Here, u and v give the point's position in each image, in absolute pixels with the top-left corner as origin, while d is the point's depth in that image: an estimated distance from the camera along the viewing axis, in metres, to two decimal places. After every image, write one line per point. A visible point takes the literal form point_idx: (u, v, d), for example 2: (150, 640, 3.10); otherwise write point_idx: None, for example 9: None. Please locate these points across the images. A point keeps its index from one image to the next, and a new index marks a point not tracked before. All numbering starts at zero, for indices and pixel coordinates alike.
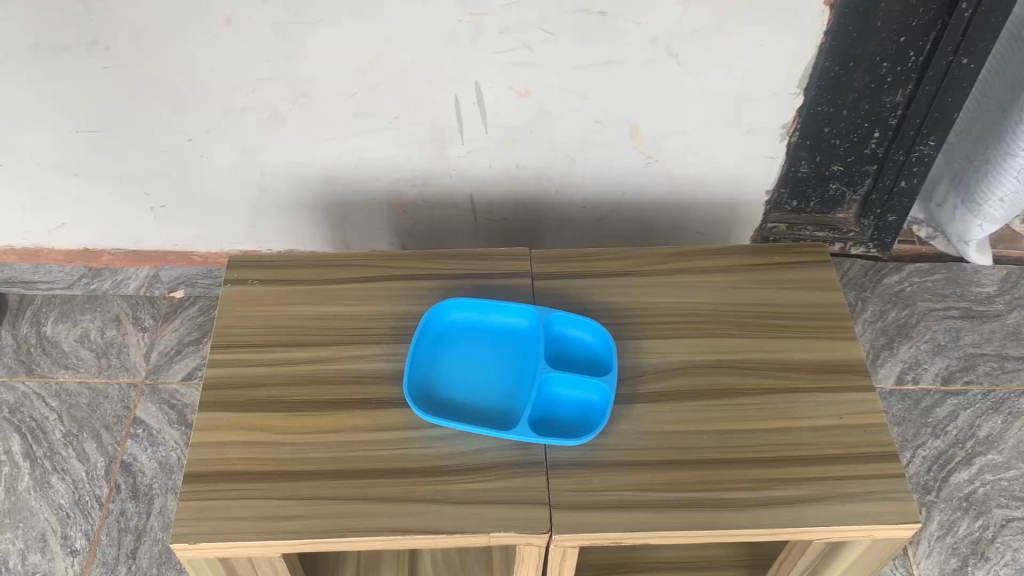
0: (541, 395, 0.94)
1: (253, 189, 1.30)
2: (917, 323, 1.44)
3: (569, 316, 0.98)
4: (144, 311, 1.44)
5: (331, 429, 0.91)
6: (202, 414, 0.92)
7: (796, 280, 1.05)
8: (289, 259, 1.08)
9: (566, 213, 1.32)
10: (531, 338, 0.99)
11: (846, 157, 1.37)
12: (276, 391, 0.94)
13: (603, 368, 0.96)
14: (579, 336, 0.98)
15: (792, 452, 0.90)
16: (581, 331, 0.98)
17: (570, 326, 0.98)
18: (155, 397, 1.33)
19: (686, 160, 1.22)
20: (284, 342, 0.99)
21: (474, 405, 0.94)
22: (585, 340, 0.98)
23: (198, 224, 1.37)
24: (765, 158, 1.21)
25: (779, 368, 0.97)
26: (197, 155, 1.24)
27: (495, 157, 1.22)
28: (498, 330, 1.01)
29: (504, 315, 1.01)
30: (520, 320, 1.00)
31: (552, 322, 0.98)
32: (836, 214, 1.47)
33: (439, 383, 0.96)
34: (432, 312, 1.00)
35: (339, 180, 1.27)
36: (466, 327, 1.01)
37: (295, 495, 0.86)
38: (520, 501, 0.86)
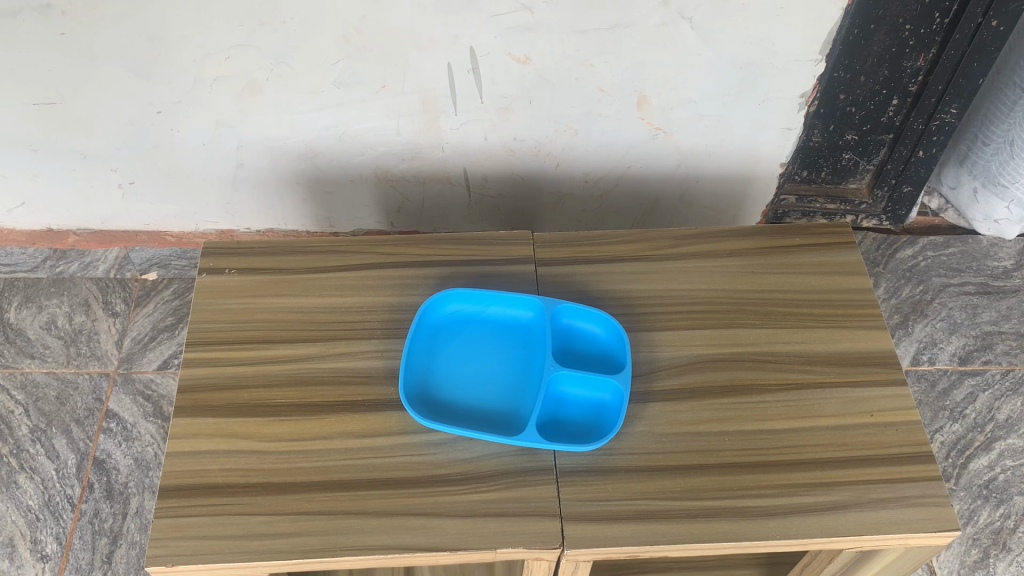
0: (548, 395, 0.86)
1: (229, 164, 1.20)
2: (932, 300, 1.38)
3: (577, 306, 0.90)
4: (115, 295, 1.34)
5: (320, 436, 0.83)
6: (178, 421, 0.84)
7: (819, 264, 0.98)
8: (270, 245, 1.00)
9: (566, 187, 1.24)
10: (536, 331, 0.92)
11: (861, 125, 1.29)
12: (258, 394, 0.86)
13: (614, 363, 0.89)
14: (587, 328, 0.91)
15: (819, 454, 0.84)
16: (590, 323, 0.91)
17: (577, 318, 0.91)
18: (128, 387, 1.25)
19: (697, 132, 1.14)
20: (266, 338, 0.91)
21: (476, 407, 0.86)
22: (594, 334, 0.91)
23: (171, 202, 1.27)
24: (781, 129, 1.13)
25: (805, 361, 0.90)
26: (167, 128, 1.14)
27: (490, 129, 1.13)
28: (500, 323, 0.93)
29: (506, 307, 0.93)
30: (523, 312, 0.93)
31: (558, 314, 0.91)
32: (848, 184, 1.39)
33: (438, 382, 0.88)
34: (428, 304, 0.92)
35: (323, 155, 1.18)
36: (465, 319, 0.93)
37: (282, 510, 0.79)
38: (528, 513, 0.79)
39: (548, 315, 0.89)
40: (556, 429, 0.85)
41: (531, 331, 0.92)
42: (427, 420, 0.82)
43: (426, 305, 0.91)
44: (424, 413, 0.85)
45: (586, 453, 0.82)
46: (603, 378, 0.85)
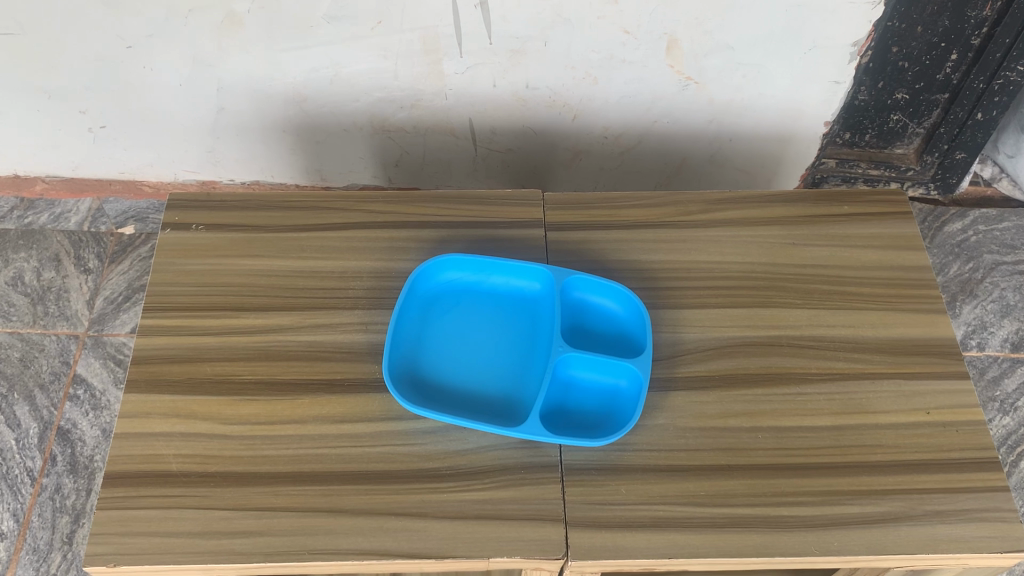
0: (555, 379, 0.75)
1: (209, 108, 1.08)
2: (982, 279, 1.25)
3: (591, 279, 0.78)
4: (87, 250, 1.24)
5: (291, 419, 0.73)
6: (130, 397, 0.74)
7: (869, 236, 0.85)
8: (246, 198, 0.88)
9: (583, 143, 1.11)
10: (544, 305, 0.80)
11: (913, 83, 1.15)
12: (223, 369, 0.75)
13: (632, 345, 0.77)
14: (602, 304, 0.79)
15: (868, 456, 0.72)
16: (605, 298, 0.79)
17: (591, 292, 0.79)
18: (98, 351, 1.15)
19: (732, 84, 1.01)
20: (235, 305, 0.79)
21: (472, 392, 0.75)
22: (610, 310, 0.79)
23: (147, 149, 1.16)
24: (828, 83, 1.00)
25: (851, 348, 0.78)
26: (138, 65, 1.02)
27: (499, 74, 1.01)
28: (502, 295, 0.81)
29: (510, 276, 0.81)
30: (530, 283, 0.81)
31: (569, 287, 0.79)
32: (894, 149, 1.26)
33: (429, 361, 0.77)
34: (421, 271, 0.80)
35: (313, 100, 1.06)
36: (463, 290, 0.81)
37: (243, 505, 0.68)
38: (527, 518, 0.68)
39: (557, 288, 0.78)
40: (564, 420, 0.74)
41: (537, 305, 0.81)
42: (415, 407, 0.71)
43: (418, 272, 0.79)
44: (412, 397, 0.74)
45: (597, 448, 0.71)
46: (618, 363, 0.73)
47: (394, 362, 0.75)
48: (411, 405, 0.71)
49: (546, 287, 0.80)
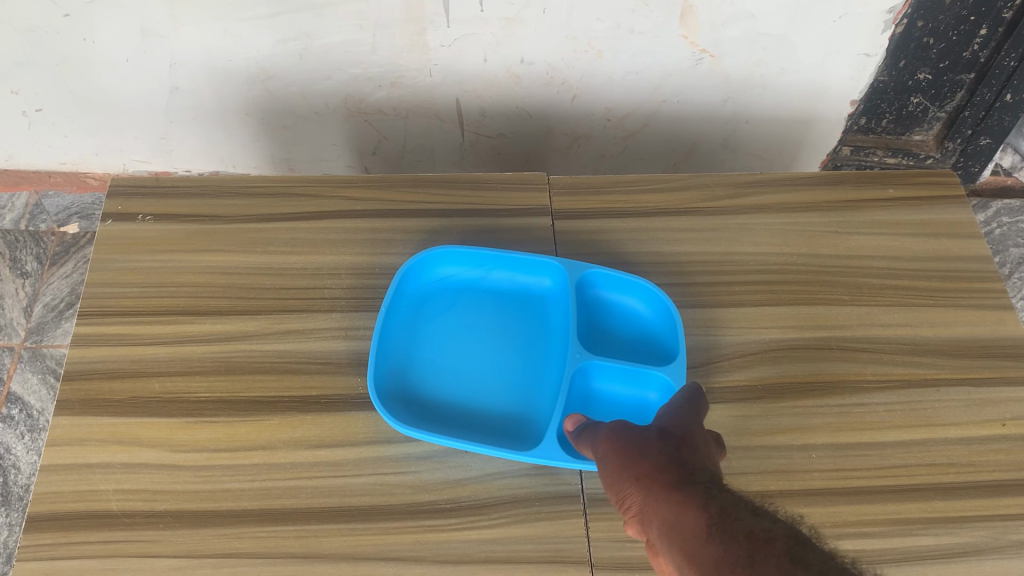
0: (572, 391, 0.63)
1: (161, 88, 0.96)
2: (1010, 275, 1.17)
3: (612, 275, 0.67)
4: (25, 251, 1.11)
5: (257, 445, 0.60)
6: (60, 421, 0.61)
7: (917, 223, 0.75)
8: (202, 184, 0.76)
9: (582, 126, 1.01)
10: (554, 303, 0.69)
11: (939, 61, 0.94)
12: (173, 385, 0.63)
13: (660, 348, 0.66)
14: (624, 303, 0.68)
15: (939, 477, 0.61)
16: (625, 295, 0.68)
17: (609, 289, 0.68)
18: (36, 365, 1.02)
19: (752, 56, 0.90)
20: (188, 308, 0.67)
21: (473, 408, 0.63)
22: (632, 310, 0.68)
23: (92, 135, 1.03)
24: (857, 56, 0.90)
25: (910, 350, 0.67)
26: (77, 37, 0.89)
27: (491, 48, 0.89)
28: (504, 293, 0.70)
29: (516, 272, 0.70)
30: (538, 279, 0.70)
31: (583, 283, 0.68)
32: (912, 136, 1.08)
33: (420, 373, 0.65)
34: (413, 266, 0.68)
35: (280, 78, 0.94)
36: (461, 288, 0.70)
37: (201, 552, 0.56)
38: (546, 560, 0.56)
39: (570, 285, 0.66)
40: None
41: (546, 304, 0.69)
42: (409, 428, 0.58)
43: (405, 271, 0.67)
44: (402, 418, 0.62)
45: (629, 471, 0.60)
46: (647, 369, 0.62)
47: (380, 374, 0.63)
48: (404, 426, 0.58)
49: (556, 283, 0.69)
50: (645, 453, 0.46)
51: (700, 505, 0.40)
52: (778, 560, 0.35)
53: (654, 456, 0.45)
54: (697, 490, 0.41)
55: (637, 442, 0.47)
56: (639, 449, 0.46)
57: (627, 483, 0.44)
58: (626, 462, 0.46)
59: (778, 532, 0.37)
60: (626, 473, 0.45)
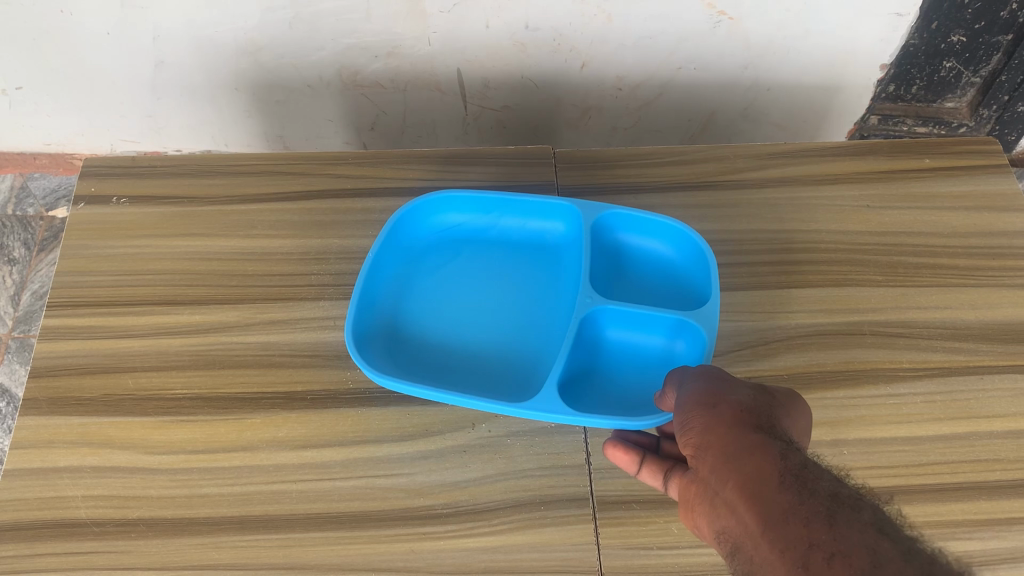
0: (585, 338, 0.58)
1: (145, 62, 0.90)
2: None
3: (634, 216, 0.62)
4: (13, 237, 1.07)
5: (237, 446, 0.56)
6: (25, 421, 0.56)
7: (955, 196, 0.69)
8: (182, 163, 0.71)
9: (592, 97, 0.95)
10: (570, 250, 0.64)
11: (974, 22, 0.83)
12: (148, 382, 0.58)
13: (693, 292, 0.61)
14: (648, 247, 0.63)
15: (985, 474, 0.55)
16: (649, 238, 0.63)
17: (631, 230, 0.63)
18: (23, 356, 0.98)
19: (774, 18, 0.83)
20: (165, 297, 0.62)
21: (471, 361, 0.58)
22: (656, 254, 0.63)
23: (76, 113, 0.99)
24: (888, 16, 0.83)
25: (950, 336, 0.61)
26: (53, 8, 0.84)
27: (493, 13, 0.83)
28: (514, 243, 0.65)
29: (528, 218, 0.65)
30: (553, 226, 0.65)
31: (600, 225, 0.63)
32: (944, 103, 0.97)
33: (412, 327, 0.59)
34: (418, 208, 0.64)
35: (269, 49, 0.88)
36: (468, 237, 0.65)
37: (175, 564, 0.51)
38: (552, 570, 0.51)
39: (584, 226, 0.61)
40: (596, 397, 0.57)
41: (561, 253, 0.64)
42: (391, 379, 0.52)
43: (400, 218, 0.63)
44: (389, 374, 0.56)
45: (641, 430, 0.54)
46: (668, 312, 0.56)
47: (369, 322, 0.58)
48: (384, 377, 0.52)
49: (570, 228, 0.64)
50: (730, 393, 0.42)
51: (785, 456, 0.36)
52: (861, 529, 0.31)
53: (742, 398, 0.41)
54: (781, 443, 0.37)
55: (732, 384, 0.43)
56: (733, 389, 0.42)
57: (704, 408, 0.41)
58: (716, 393, 0.42)
59: (865, 508, 0.33)
60: (712, 399, 0.42)
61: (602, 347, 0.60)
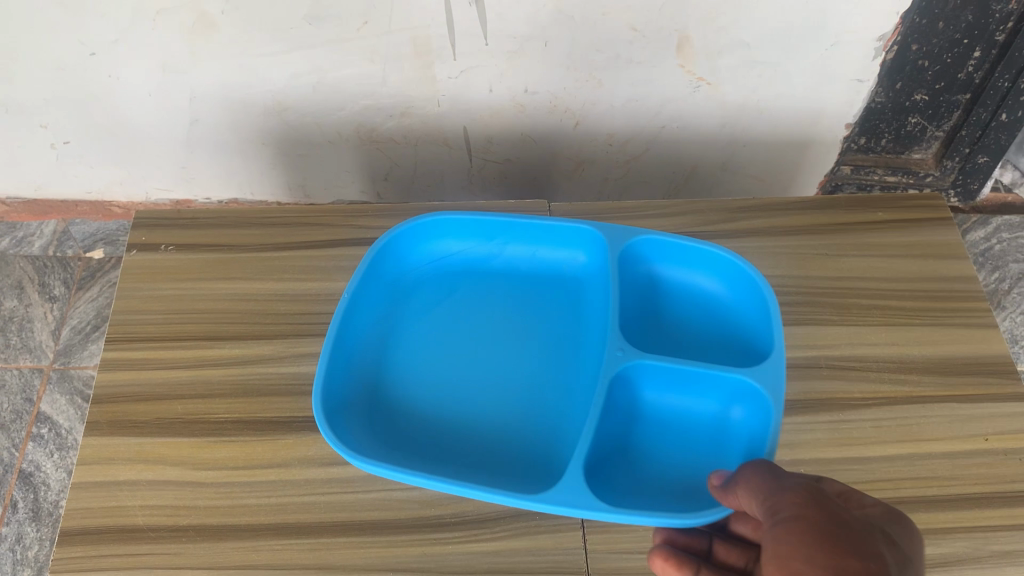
0: (626, 387, 0.65)
1: (182, 120, 1.00)
2: (1010, 290, 1.19)
3: (681, 250, 0.71)
4: (53, 276, 1.16)
5: (273, 463, 0.64)
6: (88, 441, 0.65)
7: (905, 245, 0.78)
8: (221, 214, 0.80)
9: (586, 151, 1.05)
10: (587, 282, 0.73)
11: (933, 83, 1.03)
12: (196, 407, 0.67)
13: (741, 347, 0.68)
14: (699, 284, 0.72)
15: (923, 490, 0.64)
16: (702, 276, 0.71)
17: (678, 268, 0.72)
18: (64, 386, 1.06)
19: (748, 84, 0.93)
20: (208, 333, 0.71)
21: (468, 376, 0.66)
22: (703, 293, 0.71)
23: (116, 165, 1.08)
24: (850, 82, 0.93)
25: (896, 369, 0.70)
26: (102, 74, 0.94)
27: (496, 78, 0.93)
28: (523, 269, 0.74)
29: (551, 250, 0.74)
30: (575, 257, 0.74)
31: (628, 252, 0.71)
32: (912, 153, 1.15)
33: (412, 341, 0.69)
34: (419, 233, 0.74)
35: (295, 110, 0.98)
36: (474, 266, 0.75)
37: (220, 564, 0.59)
38: (545, 571, 0.59)
39: (610, 266, 0.69)
40: (644, 449, 0.63)
41: (579, 282, 0.73)
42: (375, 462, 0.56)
43: (400, 235, 0.72)
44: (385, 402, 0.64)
45: (693, 530, 0.56)
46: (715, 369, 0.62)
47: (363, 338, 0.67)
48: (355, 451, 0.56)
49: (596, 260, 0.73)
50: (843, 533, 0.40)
51: None
52: None
53: (855, 544, 0.40)
54: None
55: (841, 519, 0.41)
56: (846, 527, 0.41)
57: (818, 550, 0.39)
58: (830, 529, 0.40)
59: None
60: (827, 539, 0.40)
61: (648, 402, 0.66)
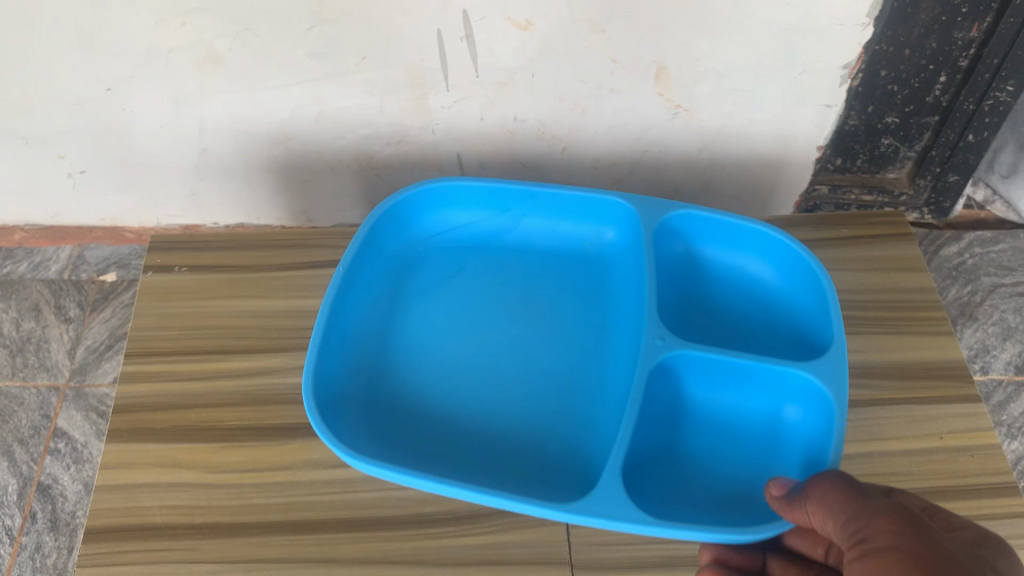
0: (672, 378, 0.73)
1: (191, 150, 1.06)
2: (982, 302, 1.23)
3: (733, 234, 0.81)
4: (68, 298, 1.22)
5: (280, 465, 0.69)
6: (109, 447, 0.70)
7: (868, 259, 0.84)
8: (229, 237, 0.86)
9: (574, 175, 1.11)
10: (612, 260, 0.84)
11: (903, 107, 1.11)
12: (208, 415, 0.72)
13: (784, 336, 0.77)
14: (751, 269, 0.82)
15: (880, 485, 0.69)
16: (754, 261, 0.81)
17: (723, 251, 0.82)
18: (80, 403, 1.12)
19: (723, 110, 1.00)
20: (219, 348, 0.76)
21: (490, 339, 0.77)
22: (758, 278, 0.81)
23: (129, 193, 1.14)
24: (819, 106, 0.99)
25: (858, 374, 0.75)
26: (117, 108, 1.00)
27: (487, 108, 0.99)
28: (547, 244, 0.86)
29: (578, 224, 0.86)
30: (606, 232, 0.85)
31: (667, 228, 0.81)
32: (886, 173, 1.22)
33: (434, 304, 0.80)
34: (432, 202, 0.86)
35: (298, 139, 1.04)
36: (490, 237, 0.87)
37: (232, 558, 0.64)
38: (531, 561, 0.65)
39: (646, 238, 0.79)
40: (681, 465, 0.69)
41: (604, 259, 0.84)
42: (361, 459, 0.60)
43: (412, 200, 0.85)
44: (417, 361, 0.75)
45: (746, 549, 0.64)
46: (770, 364, 0.69)
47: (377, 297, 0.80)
48: (343, 454, 0.61)
49: (626, 239, 0.84)
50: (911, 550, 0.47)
51: None
52: None
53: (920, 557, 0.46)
54: None
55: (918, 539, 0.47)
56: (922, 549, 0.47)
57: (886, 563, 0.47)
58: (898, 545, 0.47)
59: None
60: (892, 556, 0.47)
61: (694, 403, 0.74)
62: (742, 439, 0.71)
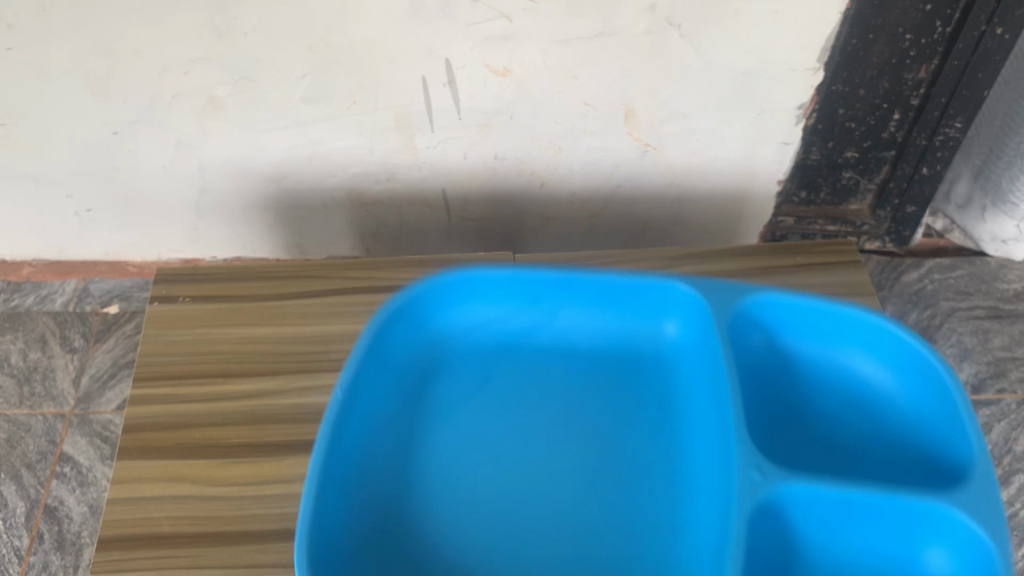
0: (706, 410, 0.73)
1: (192, 189, 1.13)
2: (940, 326, 1.30)
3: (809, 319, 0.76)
4: (74, 330, 1.28)
5: (278, 478, 0.75)
6: (120, 464, 0.76)
7: (822, 284, 0.91)
8: (229, 269, 0.92)
9: (552, 209, 1.18)
10: (682, 356, 0.79)
11: (861, 142, 1.18)
12: (212, 433, 0.78)
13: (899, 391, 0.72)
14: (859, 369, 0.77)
15: None
16: (861, 364, 0.77)
17: (800, 339, 0.78)
18: (85, 429, 1.17)
19: (689, 148, 1.07)
20: (221, 371, 0.83)
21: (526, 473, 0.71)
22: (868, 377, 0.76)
23: (132, 229, 1.21)
24: (778, 144, 1.07)
25: None
26: (123, 150, 1.07)
27: (469, 147, 1.07)
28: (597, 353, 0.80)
29: (635, 310, 0.81)
30: (668, 330, 0.81)
31: (741, 321, 0.77)
32: (849, 205, 1.28)
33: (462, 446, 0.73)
34: (462, 290, 0.81)
35: (292, 178, 1.11)
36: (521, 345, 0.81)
37: (233, 563, 0.70)
38: None
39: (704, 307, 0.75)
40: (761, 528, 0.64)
41: (669, 359, 0.80)
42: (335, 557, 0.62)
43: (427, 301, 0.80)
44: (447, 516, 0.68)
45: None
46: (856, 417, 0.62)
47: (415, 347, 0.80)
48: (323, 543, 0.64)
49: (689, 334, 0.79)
50: None
51: None
52: None
53: None
54: None
55: None
56: None
57: None
58: None
59: None
60: None
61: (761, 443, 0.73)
62: (876, 508, 0.64)
